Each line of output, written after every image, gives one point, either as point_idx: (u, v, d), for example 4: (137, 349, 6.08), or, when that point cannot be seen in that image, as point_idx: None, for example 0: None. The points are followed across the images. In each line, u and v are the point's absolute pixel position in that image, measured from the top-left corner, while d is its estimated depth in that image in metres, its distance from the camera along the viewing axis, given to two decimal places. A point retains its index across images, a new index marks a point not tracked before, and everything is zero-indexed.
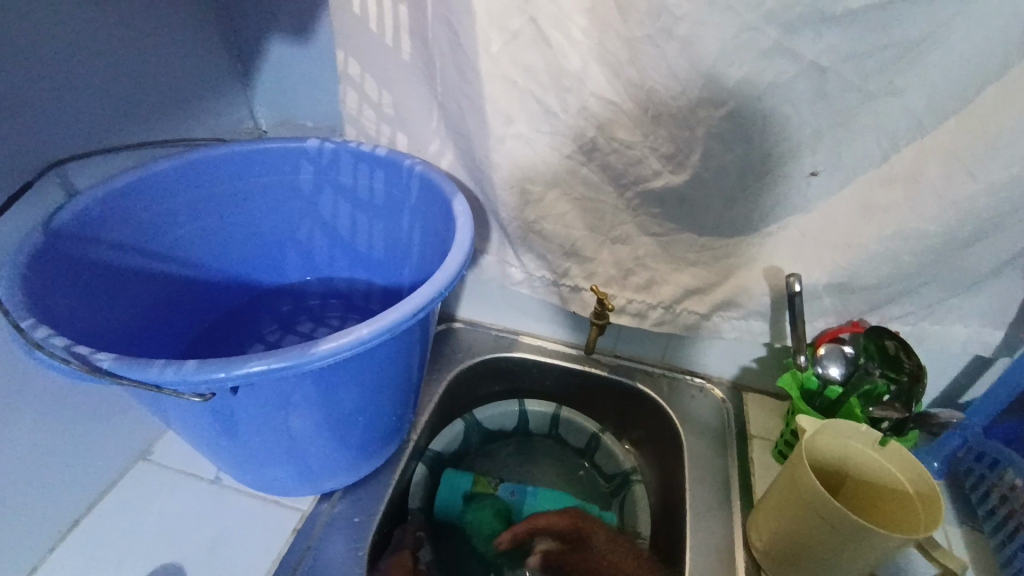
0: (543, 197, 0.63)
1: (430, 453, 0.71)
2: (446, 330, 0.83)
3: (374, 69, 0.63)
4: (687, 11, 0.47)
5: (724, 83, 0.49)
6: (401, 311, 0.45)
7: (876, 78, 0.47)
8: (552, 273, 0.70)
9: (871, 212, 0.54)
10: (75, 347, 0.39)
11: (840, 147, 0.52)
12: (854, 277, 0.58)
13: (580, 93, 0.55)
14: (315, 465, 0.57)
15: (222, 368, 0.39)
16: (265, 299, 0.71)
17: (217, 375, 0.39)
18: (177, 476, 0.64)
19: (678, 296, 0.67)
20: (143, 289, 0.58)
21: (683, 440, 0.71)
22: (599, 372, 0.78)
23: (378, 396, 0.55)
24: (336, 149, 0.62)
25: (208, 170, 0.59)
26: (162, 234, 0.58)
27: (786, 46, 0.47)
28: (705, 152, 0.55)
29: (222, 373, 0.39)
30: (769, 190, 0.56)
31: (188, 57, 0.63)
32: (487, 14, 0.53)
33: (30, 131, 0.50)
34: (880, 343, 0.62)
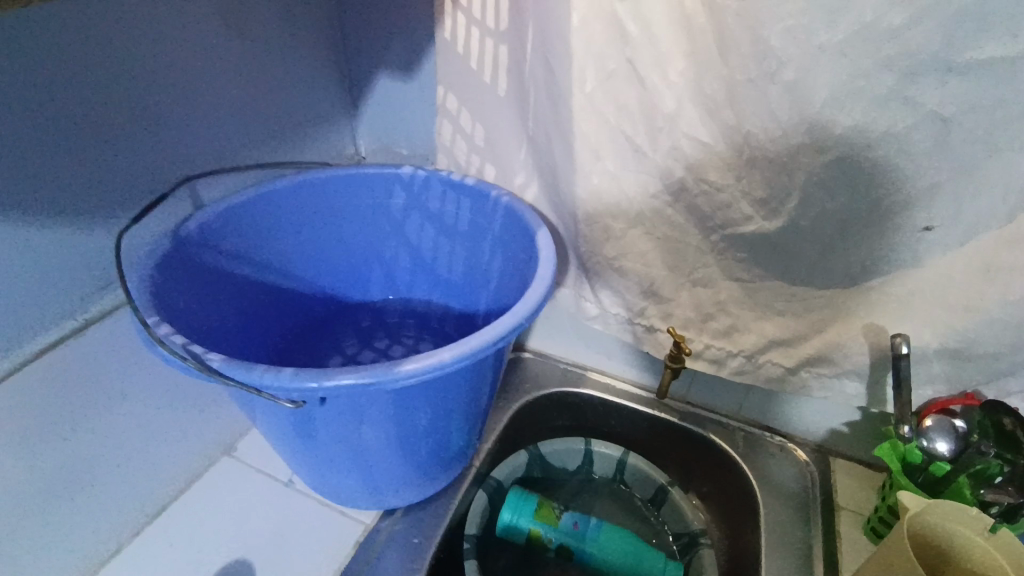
0: (625, 234, 0.62)
1: (490, 482, 0.70)
2: (514, 358, 0.83)
3: (470, 104, 0.66)
4: (795, 56, 0.45)
5: (831, 130, 0.47)
6: (481, 338, 0.46)
7: (1009, 130, 0.43)
8: (627, 311, 0.68)
9: (992, 275, 0.49)
10: (191, 346, 0.43)
11: (957, 202, 0.48)
12: (968, 345, 0.53)
13: (672, 133, 0.55)
14: (383, 480, 0.59)
15: (314, 379, 0.42)
16: (348, 314, 0.75)
17: (308, 385, 0.41)
18: (254, 474, 0.68)
19: (762, 346, 0.64)
20: (248, 296, 0.63)
21: (759, 500, 0.67)
22: (669, 417, 0.75)
23: (449, 418, 0.55)
24: (428, 176, 0.65)
25: (314, 190, 0.63)
26: (269, 247, 0.63)
27: (903, 95, 0.44)
28: (803, 199, 0.52)
29: (314, 384, 0.41)
30: (871, 242, 0.53)
31: (306, 88, 0.69)
32: (586, 56, 0.54)
33: (171, 150, 0.56)
34: (1001, 422, 0.54)
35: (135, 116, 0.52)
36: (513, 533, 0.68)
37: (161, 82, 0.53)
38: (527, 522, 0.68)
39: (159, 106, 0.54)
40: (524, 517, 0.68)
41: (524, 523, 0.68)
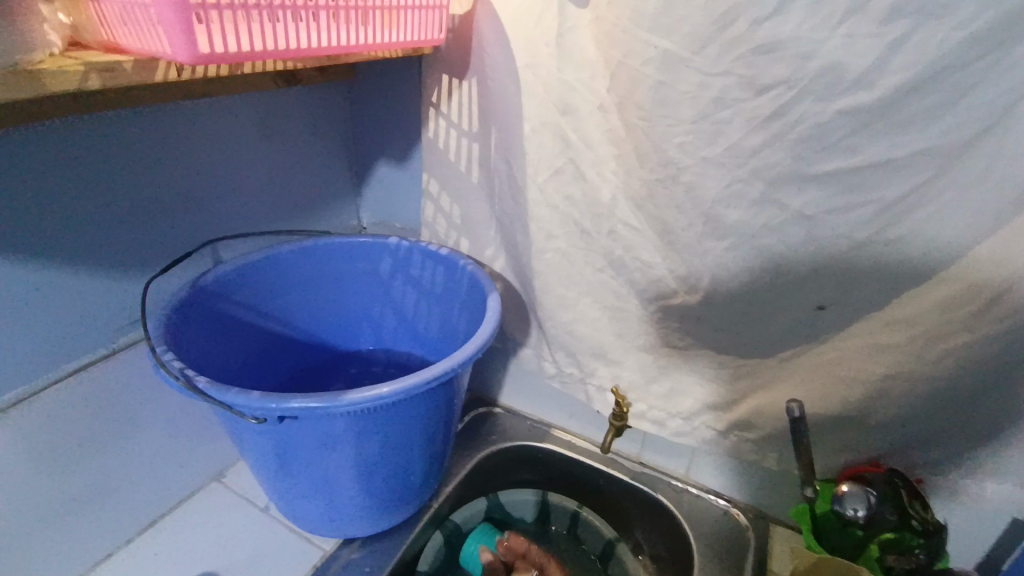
0: (576, 302, 0.71)
1: (449, 523, 0.76)
2: (486, 413, 0.91)
3: (450, 189, 0.79)
4: (689, 164, 0.56)
5: (724, 222, 0.56)
6: (419, 378, 0.55)
7: (865, 228, 0.52)
8: (580, 370, 0.76)
9: (877, 351, 0.56)
10: (186, 370, 0.54)
11: (846, 290, 0.55)
12: (865, 413, 0.59)
13: (609, 219, 0.64)
14: (343, 508, 0.66)
15: (274, 400, 0.51)
16: (338, 361, 0.85)
17: (268, 404, 0.51)
18: (238, 499, 0.77)
19: (697, 409, 0.70)
20: (250, 338, 0.74)
21: (695, 559, 0.71)
22: (622, 476, 0.81)
23: (399, 455, 0.63)
24: (411, 247, 0.77)
25: (313, 253, 0.76)
26: (272, 298, 0.75)
27: (773, 197, 0.53)
28: (715, 279, 0.60)
29: (273, 404, 0.51)
30: (775, 319, 0.60)
31: (317, 170, 0.84)
32: (537, 155, 0.66)
33: (200, 216, 0.70)
34: (899, 487, 0.59)
35: (175, 192, 0.67)
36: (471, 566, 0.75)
37: (200, 167, 0.69)
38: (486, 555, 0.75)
39: (197, 185, 0.69)
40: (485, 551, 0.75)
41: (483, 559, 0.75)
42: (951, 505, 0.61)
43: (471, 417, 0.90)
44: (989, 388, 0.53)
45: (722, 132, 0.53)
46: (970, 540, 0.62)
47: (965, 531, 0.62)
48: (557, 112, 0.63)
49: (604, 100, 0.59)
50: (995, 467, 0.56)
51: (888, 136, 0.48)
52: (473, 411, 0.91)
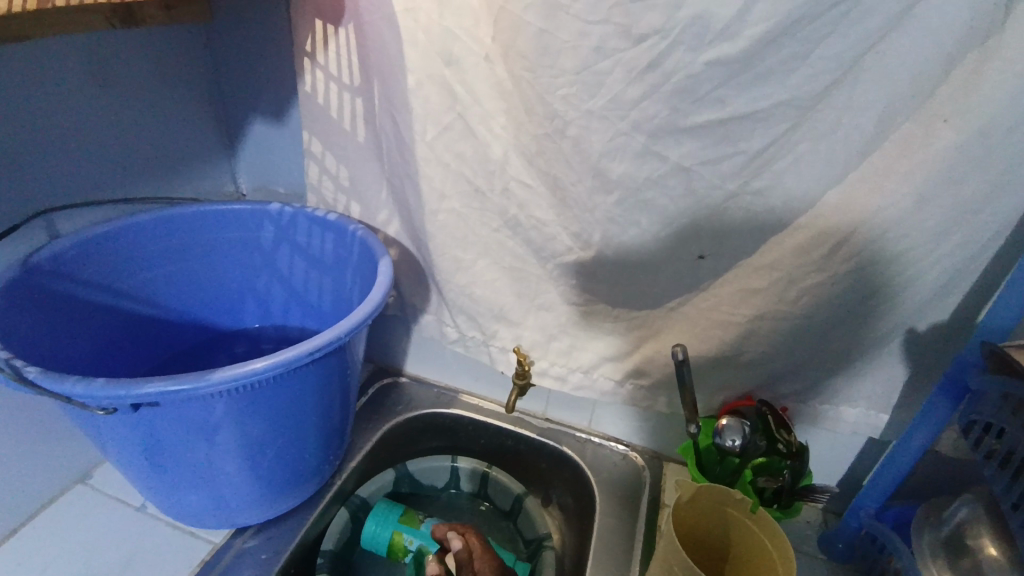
0: (474, 264, 0.70)
1: (355, 498, 0.74)
2: (391, 383, 0.88)
3: (335, 149, 0.73)
4: (574, 117, 0.55)
5: (610, 176, 0.57)
6: (299, 350, 0.51)
7: (735, 178, 0.54)
8: (482, 333, 0.75)
9: (748, 295, 0.60)
10: (12, 360, 0.47)
11: (720, 239, 0.58)
12: (739, 353, 0.64)
13: (502, 176, 0.63)
14: (229, 497, 0.62)
15: (123, 387, 0.46)
16: (222, 341, 0.78)
17: (116, 391, 0.45)
18: (109, 500, 0.70)
19: (596, 362, 0.72)
20: (104, 323, 0.66)
21: (596, 502, 0.74)
22: (529, 433, 0.82)
23: (288, 434, 0.59)
24: (294, 212, 0.71)
25: (178, 224, 0.68)
26: (129, 276, 0.66)
27: (653, 150, 0.55)
28: (605, 234, 0.61)
29: (122, 391, 0.45)
30: (661, 269, 0.62)
31: (177, 127, 0.75)
32: (423, 110, 0.63)
33: (27, 182, 0.60)
34: (767, 418, 0.63)
35: None
36: (377, 545, 0.72)
37: (19, 125, 0.58)
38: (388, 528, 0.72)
39: (19, 145, 0.59)
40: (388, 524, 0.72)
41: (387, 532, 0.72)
42: (814, 430, 0.68)
43: (374, 389, 0.87)
44: (841, 321, 0.59)
45: (603, 84, 0.53)
46: (832, 459, 0.70)
47: (827, 451, 0.70)
48: (442, 64, 0.60)
49: (490, 51, 0.57)
50: (848, 392, 0.64)
51: (750, 88, 0.50)
52: (377, 383, 0.88)
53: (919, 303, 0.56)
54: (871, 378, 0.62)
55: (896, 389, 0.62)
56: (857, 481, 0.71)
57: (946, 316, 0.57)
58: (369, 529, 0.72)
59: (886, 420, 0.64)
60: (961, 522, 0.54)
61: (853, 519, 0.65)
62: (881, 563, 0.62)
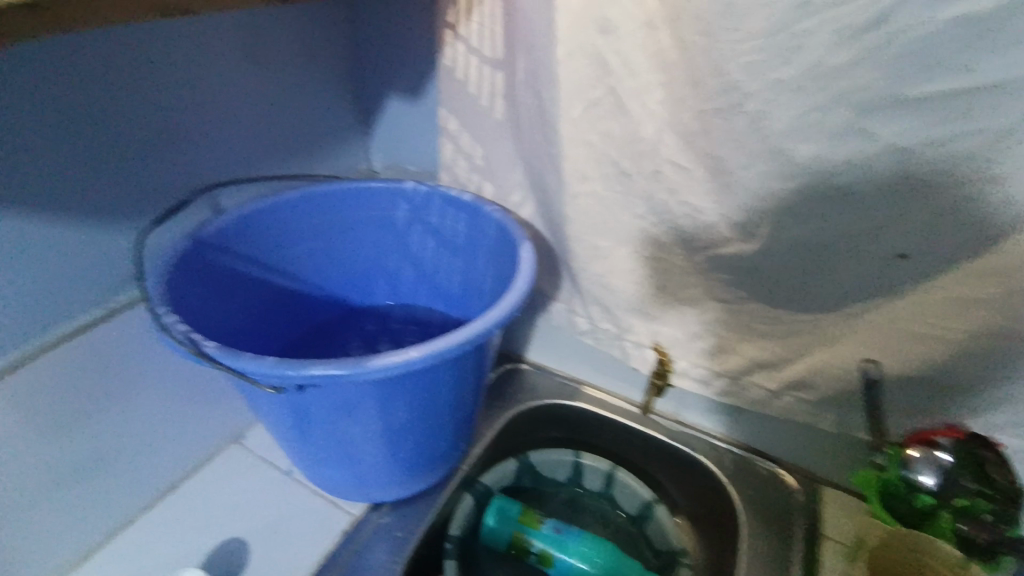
0: (612, 253, 0.64)
1: (479, 485, 0.74)
2: (512, 369, 0.86)
3: (469, 128, 0.71)
4: (756, 88, 0.47)
5: (794, 158, 0.48)
6: (450, 341, 0.50)
7: (968, 161, 0.43)
8: (615, 326, 0.70)
9: (965, 305, 0.48)
10: (192, 334, 0.49)
11: (935, 235, 0.47)
12: (941, 373, 0.53)
13: (655, 156, 0.56)
14: (369, 474, 0.63)
15: (290, 367, 0.47)
16: (356, 318, 0.80)
17: (284, 372, 0.46)
18: (259, 462, 0.75)
19: (745, 367, 0.63)
20: (257, 294, 0.69)
21: (738, 520, 0.67)
22: (658, 435, 0.76)
23: (427, 422, 0.59)
24: (429, 193, 0.70)
25: (324, 201, 0.69)
26: (280, 250, 0.69)
27: (858, 126, 0.45)
28: (777, 225, 0.52)
29: (290, 372, 0.46)
30: (845, 269, 0.52)
31: (318, 104, 0.76)
32: (571, 84, 0.57)
33: (193, 160, 0.64)
34: (980, 455, 0.53)
35: (160, 133, 0.60)
36: (497, 540, 0.71)
37: (187, 106, 0.61)
38: (509, 524, 0.71)
39: (186, 125, 0.62)
40: (509, 520, 0.71)
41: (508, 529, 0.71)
42: None
43: (496, 374, 0.86)
44: None
45: (802, 47, 0.44)
46: None
47: None
48: (596, 32, 0.54)
49: (654, 15, 0.50)
50: None
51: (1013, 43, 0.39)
52: (498, 368, 0.86)
53: None
54: None
55: None
56: None
57: None
58: (488, 525, 0.71)
59: None
60: None
61: None
62: None
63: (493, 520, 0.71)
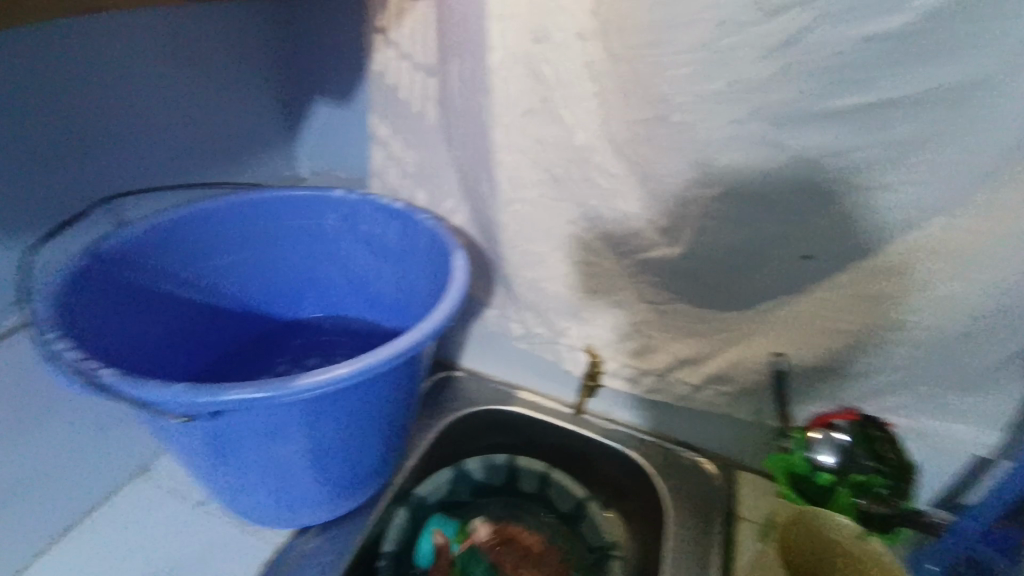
0: (546, 258, 0.65)
1: (413, 498, 0.71)
2: (446, 377, 0.85)
3: (400, 132, 0.69)
4: (682, 102, 0.50)
5: (716, 168, 0.52)
6: (382, 355, 0.48)
7: (861, 173, 0.49)
8: (549, 330, 0.71)
9: (858, 302, 0.54)
10: (85, 362, 0.44)
11: (834, 239, 0.53)
12: (840, 362, 0.59)
13: (586, 165, 0.58)
14: (297, 498, 0.60)
15: (204, 394, 0.43)
16: (279, 331, 0.75)
17: (198, 399, 0.43)
18: (170, 492, 0.69)
19: (672, 365, 0.67)
20: (168, 313, 0.63)
21: (666, 510, 0.71)
22: (592, 435, 0.78)
23: (358, 437, 0.57)
24: (359, 200, 0.68)
25: (240, 212, 0.65)
26: (193, 264, 0.64)
27: (773, 139, 0.49)
28: (699, 230, 0.56)
29: (204, 399, 0.43)
30: (759, 270, 0.57)
31: (241, 104, 0.71)
32: (506, 92, 0.58)
33: (97, 167, 0.58)
34: (873, 435, 0.58)
35: (59, 136, 0.54)
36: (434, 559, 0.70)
37: (89, 104, 0.56)
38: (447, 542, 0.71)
39: (88, 125, 0.56)
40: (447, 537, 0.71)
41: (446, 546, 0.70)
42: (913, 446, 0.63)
43: (430, 383, 0.84)
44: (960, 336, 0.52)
45: (725, 63, 0.47)
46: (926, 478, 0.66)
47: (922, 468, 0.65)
48: (530, 41, 0.55)
49: (587, 28, 0.52)
50: (958, 409, 0.57)
51: (901, 67, 0.44)
52: (432, 376, 0.85)
53: None
54: (996, 400, 0.55)
55: (1016, 411, 0.55)
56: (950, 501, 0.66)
57: None
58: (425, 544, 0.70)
59: (998, 441, 0.57)
60: None
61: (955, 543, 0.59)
62: None
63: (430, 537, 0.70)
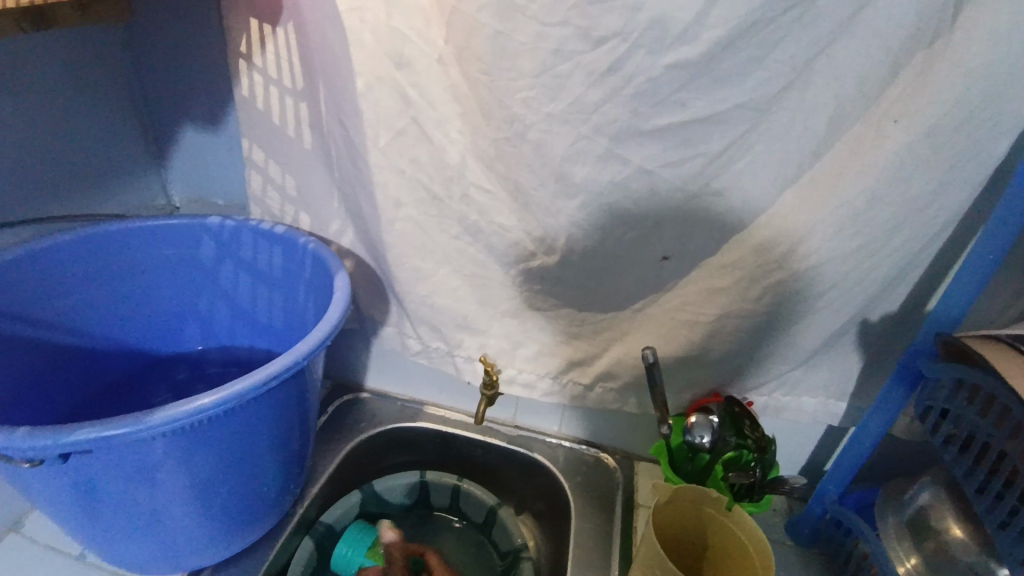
0: (434, 273, 0.67)
1: (319, 526, 0.70)
2: (352, 400, 0.84)
3: (277, 157, 0.69)
4: (534, 121, 0.53)
5: (573, 179, 0.56)
6: (252, 380, 0.48)
7: (696, 179, 0.54)
8: (446, 344, 0.72)
9: (712, 294, 0.60)
10: None
11: (685, 239, 0.58)
12: (705, 351, 0.64)
13: (459, 182, 0.61)
14: (181, 541, 0.57)
15: (50, 436, 0.42)
16: (161, 368, 0.72)
17: (42, 442, 0.41)
18: (42, 553, 0.63)
19: (563, 367, 0.70)
20: (25, 359, 0.59)
21: (570, 506, 0.74)
22: (498, 442, 0.80)
23: (243, 470, 0.55)
24: (238, 226, 0.66)
25: (104, 245, 0.62)
26: (50, 305, 0.60)
27: (616, 153, 0.54)
28: (569, 238, 0.60)
29: (49, 441, 0.41)
30: (626, 272, 0.62)
31: (94, 134, 0.69)
32: (375, 115, 0.59)
33: None
34: (736, 412, 0.64)
35: None
36: (345, 568, 0.69)
37: None
38: (361, 554, 0.70)
39: None
40: (360, 549, 0.70)
41: (357, 558, 0.69)
42: (779, 421, 0.70)
43: (334, 407, 0.83)
44: (796, 317, 0.59)
45: (564, 86, 0.52)
46: (795, 449, 0.72)
47: (790, 441, 0.72)
48: (392, 67, 0.57)
49: (444, 53, 0.55)
50: (806, 383, 0.65)
51: (710, 87, 0.50)
52: (337, 400, 0.83)
53: (873, 296, 0.57)
54: (829, 369, 0.64)
55: (853, 377, 0.64)
56: (818, 467, 0.73)
57: (896, 306, 0.59)
58: (339, 552, 0.69)
59: (844, 408, 0.66)
60: (925, 504, 0.56)
61: (817, 504, 0.66)
62: (846, 546, 0.64)
63: (345, 547, 0.70)
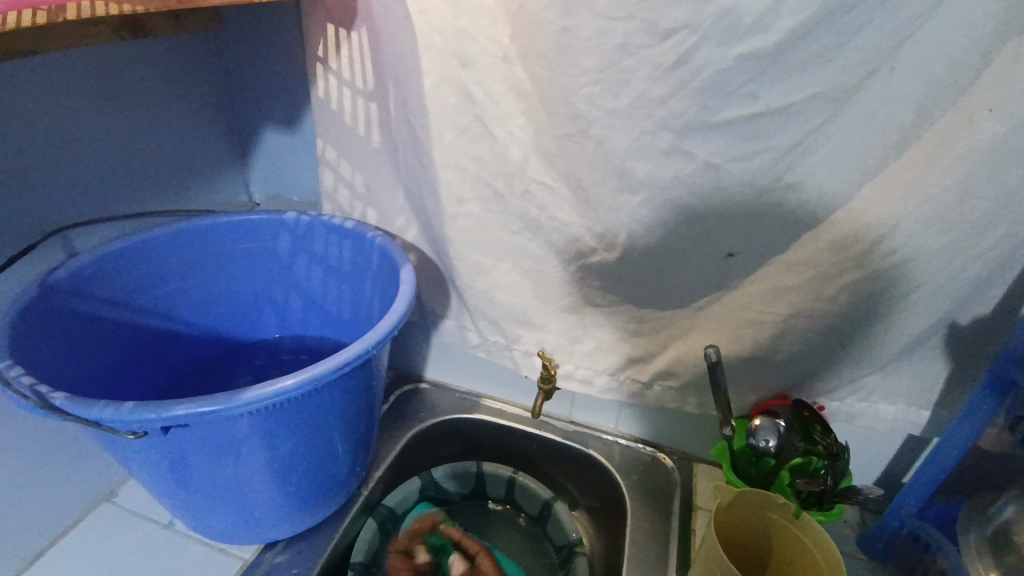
0: (495, 268, 0.68)
1: (382, 508, 0.73)
2: (412, 389, 0.87)
3: (347, 156, 0.72)
4: (597, 116, 0.53)
5: (635, 175, 0.55)
6: (327, 366, 0.51)
7: (764, 174, 0.52)
8: (504, 338, 0.73)
9: (780, 294, 0.58)
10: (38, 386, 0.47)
11: (752, 236, 0.57)
12: (771, 352, 0.62)
13: (521, 178, 0.61)
14: (258, 513, 0.61)
15: (153, 410, 0.46)
16: (241, 353, 0.78)
17: (146, 415, 0.45)
18: (136, 517, 0.70)
19: (621, 364, 0.70)
20: (126, 341, 0.65)
21: (627, 504, 0.73)
22: (553, 437, 0.81)
23: (316, 451, 0.58)
24: (311, 221, 0.70)
25: (195, 237, 0.67)
26: (147, 292, 0.66)
27: (680, 147, 0.53)
28: (631, 235, 0.59)
29: (153, 414, 0.46)
30: (689, 268, 0.60)
31: (186, 136, 0.75)
32: (440, 114, 0.61)
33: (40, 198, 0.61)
34: (804, 416, 0.61)
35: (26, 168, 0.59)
36: None
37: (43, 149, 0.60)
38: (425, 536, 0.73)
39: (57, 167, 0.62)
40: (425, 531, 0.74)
41: None
42: (850, 428, 0.67)
43: (396, 396, 0.86)
44: (873, 318, 0.56)
45: (628, 82, 0.51)
46: (868, 458, 0.69)
47: (863, 448, 0.68)
48: (458, 66, 0.58)
49: (508, 51, 0.56)
50: (883, 389, 0.62)
51: (782, 79, 0.48)
52: (399, 389, 0.87)
53: (960, 297, 0.54)
54: (909, 375, 0.60)
55: (936, 384, 0.60)
56: (894, 479, 0.69)
57: (988, 309, 0.55)
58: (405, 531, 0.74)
59: (926, 417, 0.62)
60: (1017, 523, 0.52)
61: (893, 517, 0.63)
62: (924, 562, 0.60)
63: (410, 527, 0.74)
